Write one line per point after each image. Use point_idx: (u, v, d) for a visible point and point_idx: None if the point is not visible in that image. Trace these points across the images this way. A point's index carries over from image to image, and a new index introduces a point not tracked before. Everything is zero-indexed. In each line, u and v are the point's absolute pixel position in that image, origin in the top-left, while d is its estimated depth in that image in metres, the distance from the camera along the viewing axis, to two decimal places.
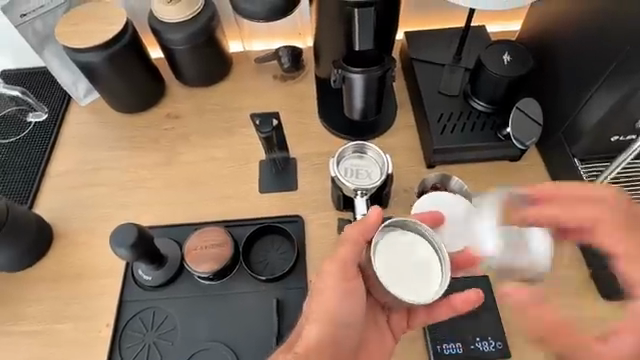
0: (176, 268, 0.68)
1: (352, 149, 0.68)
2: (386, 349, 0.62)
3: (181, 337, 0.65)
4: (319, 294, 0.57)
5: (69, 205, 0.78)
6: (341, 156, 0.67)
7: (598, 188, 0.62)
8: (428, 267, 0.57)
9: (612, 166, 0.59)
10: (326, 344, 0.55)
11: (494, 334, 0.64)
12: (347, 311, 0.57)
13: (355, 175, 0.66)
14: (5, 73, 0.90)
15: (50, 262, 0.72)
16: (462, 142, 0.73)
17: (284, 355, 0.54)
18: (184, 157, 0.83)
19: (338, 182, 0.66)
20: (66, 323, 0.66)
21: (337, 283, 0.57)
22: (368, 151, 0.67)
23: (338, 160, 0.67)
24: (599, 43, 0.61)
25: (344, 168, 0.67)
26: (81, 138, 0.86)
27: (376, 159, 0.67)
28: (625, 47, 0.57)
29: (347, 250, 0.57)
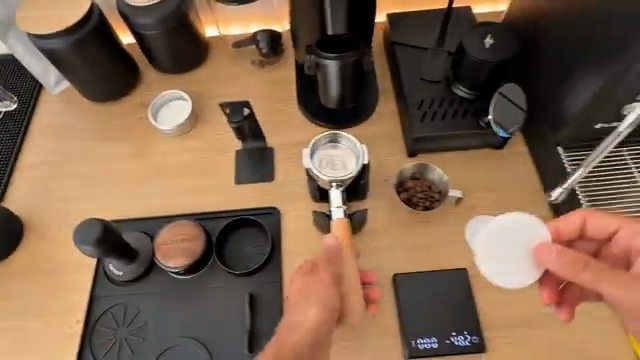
0: (150, 262, 0.66)
1: (325, 139, 0.66)
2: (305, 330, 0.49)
3: (152, 333, 0.62)
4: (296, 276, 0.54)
5: (40, 198, 0.76)
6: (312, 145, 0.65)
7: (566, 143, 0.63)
8: (176, 112, 0.81)
9: (593, 155, 0.59)
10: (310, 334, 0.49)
11: (470, 328, 0.59)
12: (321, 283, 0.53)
13: (331, 166, 0.64)
14: None
15: (21, 257, 0.70)
16: (445, 129, 0.70)
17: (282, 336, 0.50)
18: (156, 147, 0.80)
19: (312, 174, 0.63)
20: (37, 319, 0.65)
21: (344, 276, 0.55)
22: (342, 140, 0.65)
23: (310, 153, 0.64)
24: (586, 37, 0.59)
25: (318, 159, 0.64)
26: (52, 128, 0.83)
27: (351, 148, 0.65)
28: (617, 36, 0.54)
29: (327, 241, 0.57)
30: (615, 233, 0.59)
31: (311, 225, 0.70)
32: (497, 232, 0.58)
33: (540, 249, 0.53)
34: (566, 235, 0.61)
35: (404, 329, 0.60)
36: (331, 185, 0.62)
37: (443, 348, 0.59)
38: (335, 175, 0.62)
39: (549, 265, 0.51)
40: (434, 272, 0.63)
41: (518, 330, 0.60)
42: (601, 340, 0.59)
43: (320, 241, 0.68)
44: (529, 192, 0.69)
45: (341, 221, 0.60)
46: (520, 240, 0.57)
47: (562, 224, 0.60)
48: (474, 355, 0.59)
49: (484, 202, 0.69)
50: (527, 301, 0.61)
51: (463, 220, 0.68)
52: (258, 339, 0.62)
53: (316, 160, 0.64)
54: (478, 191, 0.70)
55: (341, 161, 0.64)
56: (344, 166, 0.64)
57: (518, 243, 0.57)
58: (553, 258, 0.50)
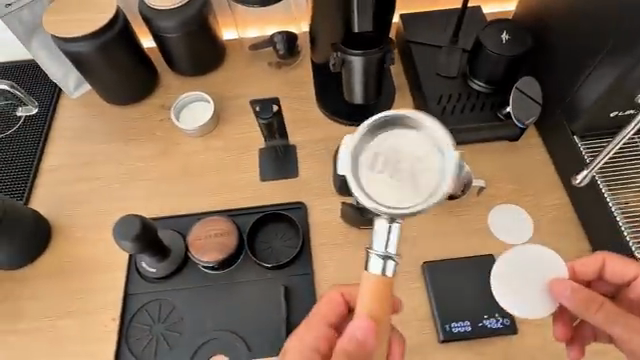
0: (182, 259, 0.67)
1: (393, 123, 0.49)
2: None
3: (189, 328, 0.63)
4: (300, 338, 0.57)
5: (64, 200, 0.76)
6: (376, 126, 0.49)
7: (599, 164, 0.60)
8: (198, 112, 0.82)
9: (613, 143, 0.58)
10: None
11: (500, 311, 0.61)
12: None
13: (395, 169, 0.47)
14: None
15: (50, 258, 0.70)
16: (463, 122, 0.73)
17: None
18: (178, 147, 0.81)
19: (365, 174, 0.47)
20: (70, 318, 0.65)
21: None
22: (420, 128, 0.48)
23: (367, 140, 0.48)
24: (597, 30, 0.61)
25: (378, 155, 0.48)
26: (74, 131, 0.83)
27: (430, 147, 0.48)
28: (623, 27, 0.57)
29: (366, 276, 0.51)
30: (632, 276, 0.59)
31: (338, 218, 0.71)
32: (512, 262, 0.58)
33: (555, 283, 0.54)
34: (583, 275, 0.60)
35: (437, 315, 0.62)
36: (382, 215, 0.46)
37: (475, 331, 0.60)
38: (399, 192, 0.46)
39: (563, 301, 0.53)
40: (462, 259, 0.65)
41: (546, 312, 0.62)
42: None
43: (349, 234, 0.70)
44: (547, 181, 0.72)
45: (380, 279, 0.48)
46: (535, 271, 0.57)
47: (579, 263, 0.60)
48: (505, 337, 0.61)
49: (504, 192, 0.72)
50: None
51: (485, 209, 0.70)
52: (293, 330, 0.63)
53: (374, 152, 0.48)
54: (498, 181, 0.72)
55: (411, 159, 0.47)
56: (415, 170, 0.47)
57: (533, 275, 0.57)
58: (568, 294, 0.52)
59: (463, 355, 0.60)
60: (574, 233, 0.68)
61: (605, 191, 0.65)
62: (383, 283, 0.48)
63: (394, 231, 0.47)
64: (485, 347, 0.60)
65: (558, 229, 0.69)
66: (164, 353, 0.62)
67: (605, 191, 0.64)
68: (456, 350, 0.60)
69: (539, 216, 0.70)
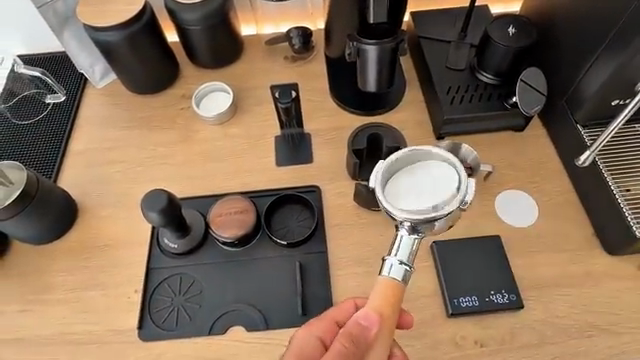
0: (202, 236, 0.70)
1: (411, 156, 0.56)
2: None
3: (208, 300, 0.66)
4: (310, 326, 0.57)
5: (90, 181, 0.80)
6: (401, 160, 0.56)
7: (602, 144, 0.63)
8: (217, 101, 0.86)
9: (613, 125, 0.61)
10: None
11: (507, 287, 0.64)
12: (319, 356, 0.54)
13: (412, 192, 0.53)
14: (32, 59, 0.95)
15: (75, 234, 0.74)
16: (472, 111, 0.77)
17: None
18: (198, 134, 0.84)
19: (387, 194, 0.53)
20: (95, 290, 0.68)
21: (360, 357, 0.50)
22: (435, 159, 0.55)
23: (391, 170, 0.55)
24: (596, 23, 0.64)
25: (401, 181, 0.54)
26: (99, 117, 0.87)
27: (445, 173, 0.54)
28: (619, 21, 0.60)
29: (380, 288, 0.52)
30: None
31: (351, 201, 0.74)
32: (408, 184, 0.54)
33: None
34: None
35: (445, 290, 0.64)
36: (404, 223, 0.51)
37: (483, 305, 0.63)
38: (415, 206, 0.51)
39: None
40: (472, 238, 0.68)
41: (546, 289, 0.65)
42: (630, 297, 0.63)
43: (361, 215, 0.73)
44: (551, 170, 0.75)
45: (391, 283, 0.52)
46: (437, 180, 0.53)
47: None
48: (511, 312, 0.63)
49: (510, 179, 0.75)
50: (554, 264, 0.67)
51: (492, 194, 0.73)
52: (308, 303, 0.65)
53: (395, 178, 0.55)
54: (504, 168, 0.76)
55: (429, 172, 0.54)
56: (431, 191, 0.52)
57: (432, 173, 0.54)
58: None
59: (472, 329, 0.62)
60: (579, 217, 0.71)
61: (608, 175, 0.67)
62: (394, 287, 0.52)
63: (411, 246, 0.52)
64: (494, 322, 0.62)
65: (563, 213, 0.71)
66: (184, 324, 0.65)
67: (607, 177, 0.67)
68: (466, 324, 0.63)
69: (544, 201, 0.72)
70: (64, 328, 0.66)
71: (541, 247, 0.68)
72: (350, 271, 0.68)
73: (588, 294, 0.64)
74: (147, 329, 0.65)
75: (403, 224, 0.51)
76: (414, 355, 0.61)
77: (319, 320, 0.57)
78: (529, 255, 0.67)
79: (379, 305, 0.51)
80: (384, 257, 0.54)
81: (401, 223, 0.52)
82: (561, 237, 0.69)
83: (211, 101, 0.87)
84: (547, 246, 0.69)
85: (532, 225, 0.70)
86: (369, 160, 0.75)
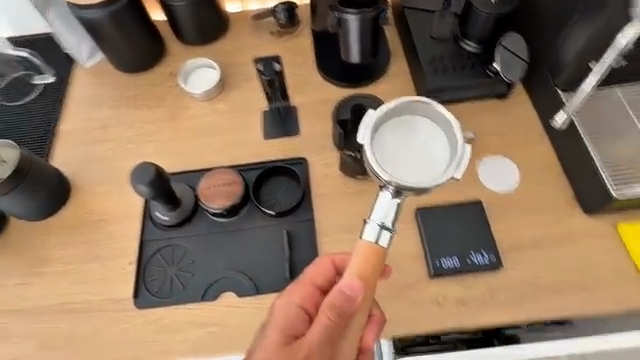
0: (193, 208, 0.72)
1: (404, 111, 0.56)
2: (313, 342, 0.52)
3: (200, 268, 0.69)
4: (289, 294, 0.58)
5: (81, 159, 0.81)
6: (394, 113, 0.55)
7: None
8: (204, 78, 0.87)
9: None
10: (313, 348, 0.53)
11: (487, 248, 0.66)
12: (302, 322, 0.56)
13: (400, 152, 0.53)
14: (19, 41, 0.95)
15: (69, 210, 0.76)
16: (455, 80, 0.78)
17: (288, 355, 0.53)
18: (186, 111, 0.85)
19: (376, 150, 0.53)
20: (90, 262, 0.71)
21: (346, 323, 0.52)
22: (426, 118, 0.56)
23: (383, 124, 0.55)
24: None
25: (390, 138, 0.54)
26: (87, 97, 0.88)
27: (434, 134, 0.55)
28: None
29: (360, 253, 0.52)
30: None
31: (337, 171, 0.76)
32: (398, 141, 0.54)
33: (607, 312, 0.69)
34: None
35: (427, 253, 0.66)
36: (389, 186, 0.52)
37: (463, 267, 0.65)
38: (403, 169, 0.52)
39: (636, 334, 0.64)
40: (454, 203, 0.70)
41: (524, 250, 0.67)
42: (605, 255, 0.66)
43: (346, 185, 0.75)
44: (534, 136, 0.77)
45: (373, 248, 0.52)
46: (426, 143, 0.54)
47: None
48: (490, 271, 0.65)
49: (493, 145, 0.76)
50: (533, 226, 0.69)
51: (474, 161, 0.75)
52: (296, 269, 0.68)
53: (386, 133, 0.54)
54: (487, 135, 0.77)
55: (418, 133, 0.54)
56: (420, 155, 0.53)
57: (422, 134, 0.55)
58: None
59: (454, 289, 0.65)
60: (558, 181, 0.72)
61: (585, 138, 0.68)
62: (375, 249, 0.52)
63: (395, 209, 0.53)
64: (475, 282, 0.65)
65: (543, 177, 0.73)
66: (177, 291, 0.67)
67: (586, 138, 0.68)
68: (446, 285, 0.65)
69: (525, 167, 0.74)
70: (62, 299, 0.69)
71: (521, 211, 0.70)
72: (336, 239, 0.70)
73: (564, 253, 0.66)
74: (142, 297, 0.67)
75: (388, 187, 0.52)
76: (397, 315, 0.64)
77: (298, 285, 0.58)
78: (509, 219, 0.70)
79: (361, 271, 0.52)
80: (365, 221, 0.54)
81: (385, 185, 0.52)
82: (541, 200, 0.71)
83: (199, 77, 0.87)
84: (528, 209, 0.70)
85: (514, 190, 0.72)
86: None
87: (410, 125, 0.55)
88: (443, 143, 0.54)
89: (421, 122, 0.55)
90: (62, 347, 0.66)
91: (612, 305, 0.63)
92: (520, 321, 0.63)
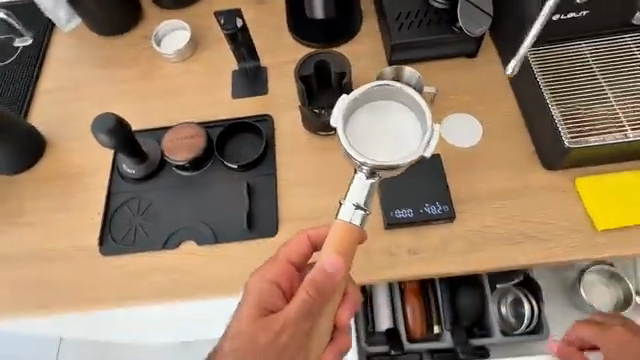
0: (158, 162, 0.74)
1: (379, 95, 0.56)
2: (291, 318, 0.54)
3: (164, 219, 0.71)
4: (265, 270, 0.59)
5: (57, 117, 0.84)
6: (367, 98, 0.55)
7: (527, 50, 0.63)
8: (177, 40, 0.88)
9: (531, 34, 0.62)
10: (291, 324, 0.54)
11: (442, 200, 0.67)
12: (279, 298, 0.58)
13: (373, 136, 0.54)
14: None
15: (43, 165, 0.79)
16: (421, 37, 0.76)
17: (266, 334, 0.54)
18: (159, 72, 0.87)
19: (348, 136, 0.53)
20: (61, 213, 0.74)
21: (324, 300, 0.53)
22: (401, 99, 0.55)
23: (355, 108, 0.55)
24: None
25: (363, 123, 0.54)
26: (64, 59, 0.90)
27: (409, 117, 0.55)
28: None
29: (340, 232, 0.53)
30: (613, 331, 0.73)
31: (301, 128, 0.77)
32: (370, 126, 0.54)
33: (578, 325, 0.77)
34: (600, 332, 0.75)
35: (383, 203, 0.67)
36: (363, 167, 0.52)
37: (417, 217, 0.66)
38: (377, 151, 0.53)
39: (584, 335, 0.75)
40: None
41: (479, 203, 0.67)
42: (560, 209, 0.66)
43: (309, 141, 0.75)
44: (499, 93, 0.76)
45: (348, 226, 0.53)
46: (399, 124, 0.54)
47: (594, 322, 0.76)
48: (443, 222, 0.66)
49: (456, 102, 0.76)
50: (491, 180, 0.69)
51: (438, 117, 0.75)
52: (254, 219, 0.70)
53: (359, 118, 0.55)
54: (451, 92, 0.77)
55: (392, 116, 0.54)
56: (392, 137, 0.54)
57: (396, 117, 0.55)
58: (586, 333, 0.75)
59: (407, 240, 0.66)
60: (520, 137, 0.72)
61: (546, 91, 0.66)
62: (351, 230, 0.53)
63: (369, 189, 0.53)
64: (429, 233, 0.66)
65: (506, 134, 0.73)
66: (141, 240, 0.70)
67: (546, 94, 0.66)
68: (401, 236, 0.66)
69: (488, 123, 0.74)
70: (33, 246, 0.72)
71: (480, 166, 0.70)
72: (297, 193, 0.71)
73: (519, 207, 0.67)
74: (108, 245, 0.70)
75: (362, 168, 0.52)
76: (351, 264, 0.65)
77: (275, 263, 0.60)
78: (466, 173, 0.70)
79: (339, 249, 0.52)
80: (341, 201, 0.55)
81: (359, 167, 0.52)
82: (502, 156, 0.71)
83: (172, 40, 0.88)
84: (487, 165, 0.70)
85: (475, 146, 0.72)
86: (321, 91, 0.76)
87: (382, 110, 0.55)
88: (415, 123, 0.54)
89: (394, 106, 0.55)
90: (32, 290, 0.69)
91: (560, 257, 0.64)
92: (468, 270, 0.64)
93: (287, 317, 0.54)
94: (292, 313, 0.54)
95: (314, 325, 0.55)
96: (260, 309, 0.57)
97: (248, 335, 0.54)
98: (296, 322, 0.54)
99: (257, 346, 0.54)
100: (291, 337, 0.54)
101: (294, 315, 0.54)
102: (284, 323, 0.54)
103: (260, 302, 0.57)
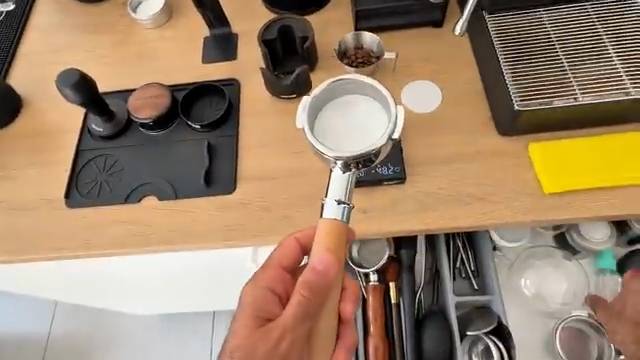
0: (125, 122, 0.76)
1: (339, 92, 0.58)
2: (288, 325, 0.53)
3: (128, 175, 0.73)
4: (258, 278, 0.59)
5: (35, 80, 0.87)
6: (330, 97, 0.58)
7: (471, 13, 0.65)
8: (152, 6, 0.90)
9: None
10: (289, 330, 0.53)
11: (394, 161, 0.68)
12: (274, 304, 0.58)
13: (339, 131, 0.56)
14: None
15: (18, 124, 0.82)
16: (386, 3, 0.77)
17: (266, 342, 0.54)
18: (135, 38, 0.89)
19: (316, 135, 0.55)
20: (32, 169, 0.77)
21: (320, 300, 0.52)
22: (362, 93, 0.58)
23: (319, 109, 0.57)
24: None
25: (328, 121, 0.57)
26: (44, 25, 0.92)
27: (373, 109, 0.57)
28: None
29: (327, 232, 0.51)
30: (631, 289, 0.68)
31: (265, 92, 0.78)
32: (335, 124, 0.56)
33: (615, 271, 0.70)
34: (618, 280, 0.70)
35: None
36: (337, 162, 0.53)
37: (368, 177, 0.67)
38: (346, 144, 0.54)
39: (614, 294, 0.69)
40: None
41: (432, 166, 0.69)
42: (511, 172, 0.67)
43: (272, 105, 0.77)
44: (462, 61, 0.75)
45: (333, 226, 0.51)
46: (361, 116, 0.57)
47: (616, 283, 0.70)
48: (394, 184, 0.68)
49: (419, 70, 0.76)
50: (446, 145, 0.70)
51: (400, 83, 0.75)
52: (214, 177, 0.72)
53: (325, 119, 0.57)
54: (415, 62, 0.76)
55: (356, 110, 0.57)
56: (359, 128, 0.56)
57: (358, 111, 0.57)
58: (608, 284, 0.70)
59: (359, 199, 0.67)
60: (481, 104, 0.72)
61: (500, 54, 0.67)
62: (334, 227, 0.51)
63: (346, 182, 0.52)
64: (380, 194, 0.67)
65: (467, 101, 0.72)
66: (105, 195, 0.73)
67: (500, 56, 0.67)
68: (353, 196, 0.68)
69: (450, 90, 0.74)
70: (4, 198, 0.75)
71: (437, 132, 0.71)
72: (257, 154, 0.73)
73: (471, 170, 0.68)
74: (74, 198, 0.73)
75: (336, 163, 0.53)
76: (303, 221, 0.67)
77: (266, 269, 0.59)
78: (423, 137, 0.71)
79: (328, 248, 0.51)
80: (323, 199, 0.53)
81: (333, 163, 0.53)
82: (460, 122, 0.71)
83: (148, 6, 0.90)
84: (444, 131, 0.71)
85: (434, 111, 0.72)
86: (286, 57, 0.78)
87: (346, 106, 0.58)
88: (377, 112, 0.57)
89: (356, 101, 0.58)
90: (1, 239, 0.73)
91: (506, 219, 0.65)
92: (415, 229, 0.66)
93: (284, 323, 0.53)
94: (288, 319, 0.53)
95: (315, 330, 0.54)
96: (257, 318, 0.57)
97: (246, 347, 0.54)
98: (293, 329, 0.53)
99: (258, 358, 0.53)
100: (290, 345, 0.53)
101: (290, 321, 0.53)
102: (282, 331, 0.53)
103: (257, 309, 0.57)
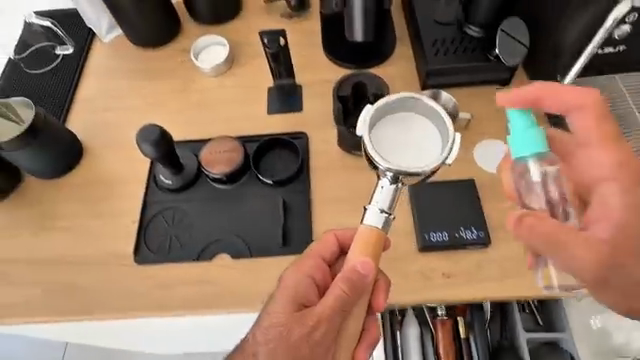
0: (194, 175, 0.75)
1: (399, 107, 0.56)
2: (324, 314, 0.52)
3: (199, 230, 0.72)
4: (297, 268, 0.59)
5: (95, 125, 0.85)
6: (389, 111, 0.56)
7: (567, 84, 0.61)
8: (215, 54, 0.90)
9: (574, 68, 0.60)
10: (324, 321, 0.53)
11: (476, 225, 0.67)
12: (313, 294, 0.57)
13: (394, 145, 0.54)
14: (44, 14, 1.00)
15: (79, 171, 0.80)
16: (457, 63, 0.78)
17: (299, 328, 0.53)
18: (196, 86, 0.88)
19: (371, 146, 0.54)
20: (96, 220, 0.75)
21: (357, 298, 0.52)
22: (422, 109, 0.56)
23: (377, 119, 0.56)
24: None
25: (383, 134, 0.55)
26: (103, 68, 0.92)
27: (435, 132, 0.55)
28: None
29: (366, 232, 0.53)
30: None
31: (335, 146, 0.78)
32: (391, 137, 0.55)
33: None
34: None
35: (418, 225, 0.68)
36: (387, 173, 0.52)
37: (452, 242, 0.66)
38: (398, 159, 0.53)
39: None
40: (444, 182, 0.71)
41: None
42: None
43: (343, 160, 0.76)
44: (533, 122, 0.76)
45: (374, 232, 0.52)
46: (420, 135, 0.55)
47: None
48: (477, 248, 0.67)
49: (491, 129, 0.76)
50: None
51: (473, 142, 0.75)
52: (289, 235, 0.71)
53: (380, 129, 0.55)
54: (485, 118, 0.77)
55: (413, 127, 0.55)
56: (414, 145, 0.54)
57: (417, 128, 0.55)
58: None
59: (441, 263, 0.66)
60: None
61: None
62: (374, 234, 0.53)
63: (392, 193, 0.53)
64: (462, 258, 0.66)
65: None
66: (175, 250, 0.71)
67: None
68: (435, 259, 0.67)
69: None
70: (68, 250, 0.73)
71: None
72: (331, 211, 0.72)
73: None
74: (143, 255, 0.71)
75: (386, 174, 0.52)
76: None
77: (305, 259, 0.59)
78: (501, 199, 0.70)
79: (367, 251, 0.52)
80: (366, 206, 0.54)
81: (383, 173, 0.53)
82: None
83: (210, 54, 0.91)
84: None
85: None
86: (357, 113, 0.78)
87: (403, 121, 0.56)
88: (435, 133, 0.55)
89: (414, 118, 0.56)
90: (65, 294, 0.70)
91: None
92: (501, 296, 0.64)
93: (320, 312, 0.53)
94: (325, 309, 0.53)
95: (346, 322, 0.54)
96: (291, 305, 0.56)
97: (281, 329, 0.54)
98: (329, 320, 0.53)
99: (289, 342, 0.53)
100: (323, 334, 0.53)
101: (327, 310, 0.52)
102: (316, 319, 0.53)
103: (292, 297, 0.56)
